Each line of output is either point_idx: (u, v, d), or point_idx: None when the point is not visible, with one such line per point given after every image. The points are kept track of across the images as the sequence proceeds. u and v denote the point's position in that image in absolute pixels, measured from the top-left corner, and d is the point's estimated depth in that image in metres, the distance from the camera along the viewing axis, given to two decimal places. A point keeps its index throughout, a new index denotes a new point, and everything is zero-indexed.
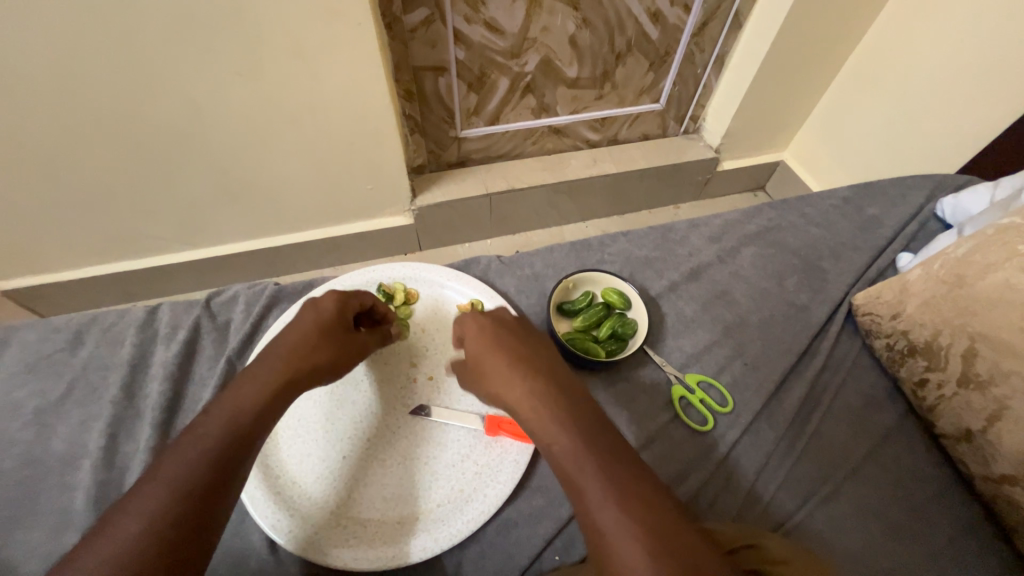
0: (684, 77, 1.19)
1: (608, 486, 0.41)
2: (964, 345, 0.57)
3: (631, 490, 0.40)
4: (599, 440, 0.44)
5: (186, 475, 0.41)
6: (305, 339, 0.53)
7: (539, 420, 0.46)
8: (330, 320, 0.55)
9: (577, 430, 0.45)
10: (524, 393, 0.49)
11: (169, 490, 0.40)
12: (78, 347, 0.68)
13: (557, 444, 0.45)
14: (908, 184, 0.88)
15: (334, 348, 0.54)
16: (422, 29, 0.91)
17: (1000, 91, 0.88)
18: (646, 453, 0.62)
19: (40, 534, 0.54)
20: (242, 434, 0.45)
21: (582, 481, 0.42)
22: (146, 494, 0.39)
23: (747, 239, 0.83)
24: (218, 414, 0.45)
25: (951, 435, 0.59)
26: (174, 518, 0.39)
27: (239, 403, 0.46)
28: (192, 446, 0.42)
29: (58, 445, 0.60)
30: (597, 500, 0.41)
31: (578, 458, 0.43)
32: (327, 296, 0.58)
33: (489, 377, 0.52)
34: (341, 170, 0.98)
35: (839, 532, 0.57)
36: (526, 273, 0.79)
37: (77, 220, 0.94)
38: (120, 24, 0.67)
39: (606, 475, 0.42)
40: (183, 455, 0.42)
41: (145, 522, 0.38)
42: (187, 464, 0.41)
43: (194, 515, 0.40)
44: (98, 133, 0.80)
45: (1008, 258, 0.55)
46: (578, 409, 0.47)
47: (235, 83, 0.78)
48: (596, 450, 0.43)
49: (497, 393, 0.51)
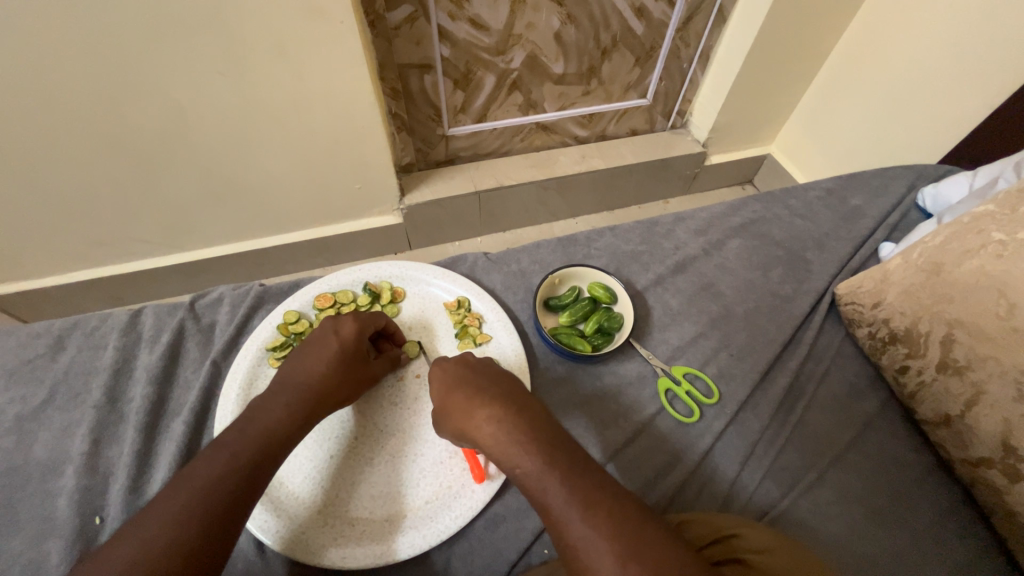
0: (670, 72, 1.19)
1: (574, 498, 0.44)
2: (943, 332, 0.57)
3: (595, 500, 0.44)
4: (561, 455, 0.47)
5: (207, 487, 0.45)
6: (325, 372, 0.55)
7: (505, 446, 0.48)
8: (350, 352, 0.57)
9: (542, 449, 0.47)
10: (490, 422, 0.49)
11: (190, 499, 0.44)
12: (59, 353, 0.67)
13: (523, 466, 0.46)
14: (890, 175, 0.89)
15: (350, 382, 0.57)
16: (407, 27, 0.91)
17: (980, 81, 0.89)
18: (616, 460, 0.61)
19: (23, 540, 0.54)
20: (262, 457, 0.49)
21: (551, 497, 0.44)
22: (170, 501, 0.44)
23: (733, 231, 0.84)
24: (244, 438, 0.49)
25: (931, 421, 0.60)
26: (194, 525, 0.43)
27: (260, 425, 0.51)
28: (214, 460, 0.47)
29: (40, 452, 0.59)
30: (565, 513, 0.43)
31: (544, 475, 0.45)
32: (347, 322, 0.59)
33: (452, 408, 0.52)
34: (327, 170, 0.98)
35: (823, 519, 0.58)
36: (513, 269, 0.79)
37: (61, 225, 0.93)
38: (96, 26, 0.66)
39: (571, 488, 0.44)
40: (206, 467, 0.46)
41: (166, 529, 0.42)
42: (211, 478, 0.46)
43: (215, 524, 0.44)
44: (78, 137, 0.79)
45: (984, 244, 0.56)
46: (540, 428, 0.49)
47: (216, 84, 0.78)
48: (560, 465, 0.46)
49: (461, 423, 0.51)
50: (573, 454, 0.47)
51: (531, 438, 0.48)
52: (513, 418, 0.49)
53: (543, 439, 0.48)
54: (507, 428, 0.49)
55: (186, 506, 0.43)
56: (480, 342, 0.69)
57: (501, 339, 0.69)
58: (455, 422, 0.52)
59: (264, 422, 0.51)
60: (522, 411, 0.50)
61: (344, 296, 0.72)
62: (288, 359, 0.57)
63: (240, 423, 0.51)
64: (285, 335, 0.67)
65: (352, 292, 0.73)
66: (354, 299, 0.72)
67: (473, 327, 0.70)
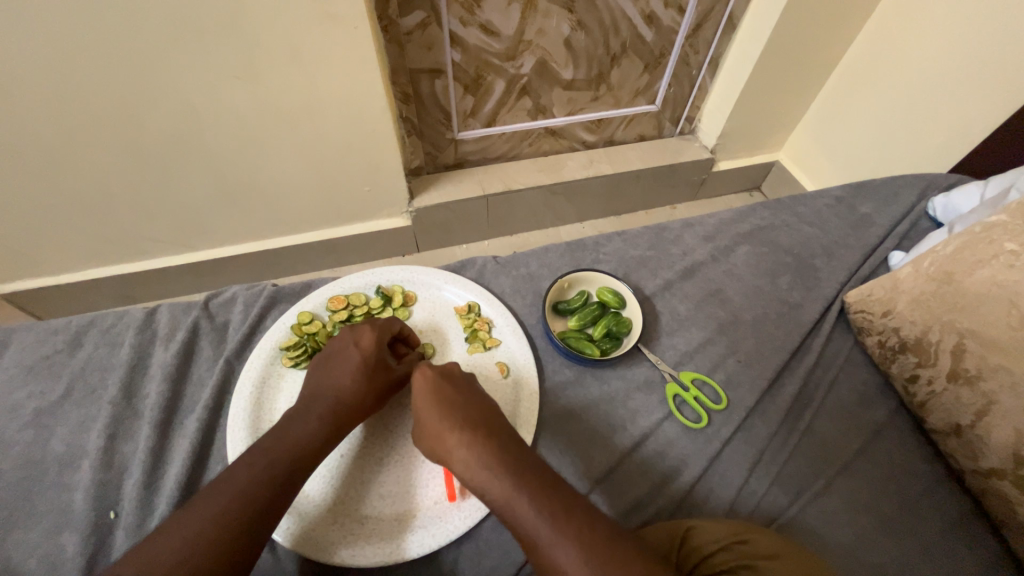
0: (679, 78, 1.19)
1: (542, 520, 0.44)
2: (953, 342, 0.57)
3: (563, 519, 0.44)
4: (531, 477, 0.47)
5: (244, 491, 0.46)
6: (352, 383, 0.56)
7: (475, 471, 0.48)
8: (374, 361, 0.58)
9: (509, 473, 0.47)
10: (461, 447, 0.49)
11: (230, 503, 0.45)
12: (76, 349, 0.68)
13: (492, 490, 0.47)
14: (900, 184, 0.89)
15: (378, 391, 0.57)
16: (418, 32, 0.92)
17: (993, 89, 0.89)
18: (607, 480, 0.60)
19: (39, 533, 0.55)
20: (296, 466, 0.50)
21: (522, 520, 0.45)
22: (210, 503, 0.45)
23: (742, 238, 0.84)
24: (278, 446, 0.50)
25: (941, 430, 0.60)
26: (232, 528, 0.44)
27: (296, 434, 0.52)
28: (248, 465, 0.48)
29: (56, 446, 0.60)
30: (535, 535, 0.44)
31: (512, 499, 0.46)
32: (365, 332, 0.60)
33: (425, 431, 0.52)
34: (338, 172, 0.99)
35: (830, 527, 0.58)
36: (522, 273, 0.80)
37: (76, 223, 0.94)
38: (116, 32, 0.68)
39: (539, 508, 0.45)
40: (245, 473, 0.48)
41: (206, 529, 0.43)
42: (250, 483, 0.47)
43: (250, 528, 0.45)
44: (96, 137, 0.81)
45: (996, 255, 0.56)
46: (508, 452, 0.49)
47: (232, 87, 0.79)
48: (528, 487, 0.46)
49: (435, 445, 0.51)
50: (539, 474, 0.48)
51: (496, 462, 0.48)
52: (482, 442, 0.49)
53: (509, 460, 0.48)
54: (477, 453, 0.48)
55: (226, 508, 0.45)
56: (488, 346, 0.69)
57: (510, 344, 0.70)
58: (429, 444, 0.52)
59: (299, 433, 0.52)
60: (493, 434, 0.50)
61: (357, 299, 0.73)
62: (313, 375, 0.58)
63: (275, 432, 0.52)
64: (298, 336, 0.68)
65: (365, 295, 0.74)
66: (366, 302, 0.73)
67: (483, 332, 0.71)
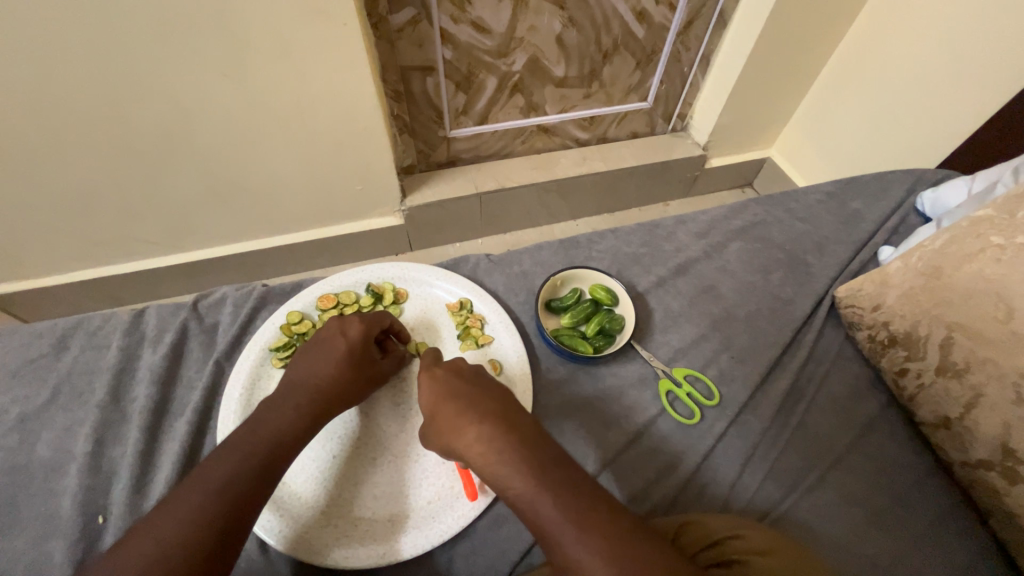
0: (670, 76, 1.20)
1: (567, 519, 0.43)
2: (942, 335, 0.58)
3: (588, 520, 0.43)
4: (551, 478, 0.45)
5: (219, 488, 0.46)
6: (335, 373, 0.55)
7: (493, 465, 0.47)
8: (359, 353, 0.57)
9: (533, 469, 0.46)
10: (480, 443, 0.47)
11: (204, 500, 0.45)
12: (63, 352, 0.68)
13: (515, 486, 0.45)
14: (891, 179, 0.90)
15: (360, 383, 0.57)
16: (409, 29, 0.92)
17: (980, 84, 0.90)
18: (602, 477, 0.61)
19: (26, 539, 0.54)
20: (272, 459, 0.49)
21: (546, 517, 0.44)
22: (183, 502, 0.45)
23: (734, 234, 0.84)
24: (253, 440, 0.50)
25: (931, 423, 0.60)
26: (207, 526, 0.44)
27: (271, 427, 0.51)
28: (223, 461, 0.48)
29: (43, 451, 0.60)
30: (560, 535, 0.43)
31: (536, 496, 0.45)
32: (353, 323, 0.59)
33: (440, 426, 0.50)
34: (330, 171, 0.98)
35: (822, 519, 0.58)
36: (515, 271, 0.79)
37: (63, 224, 0.93)
38: (101, 29, 0.67)
39: (564, 506, 0.44)
40: (217, 470, 0.47)
41: (179, 529, 0.43)
42: (223, 479, 0.46)
43: (225, 525, 0.44)
44: (83, 137, 0.80)
45: (983, 248, 0.56)
46: (531, 447, 0.47)
47: (220, 85, 0.78)
48: (552, 485, 0.45)
49: (450, 439, 0.50)
50: (561, 470, 0.46)
51: (517, 458, 0.46)
52: (500, 436, 0.48)
53: (531, 455, 0.47)
54: (497, 448, 0.47)
55: (199, 506, 0.44)
56: (481, 343, 0.69)
57: (503, 341, 0.70)
58: (443, 438, 0.50)
59: (275, 424, 0.51)
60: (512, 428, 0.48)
61: (347, 297, 0.72)
62: (297, 362, 0.57)
63: (250, 424, 0.51)
64: (287, 336, 0.68)
65: (355, 293, 0.73)
66: (357, 300, 0.72)
67: (476, 329, 0.70)
